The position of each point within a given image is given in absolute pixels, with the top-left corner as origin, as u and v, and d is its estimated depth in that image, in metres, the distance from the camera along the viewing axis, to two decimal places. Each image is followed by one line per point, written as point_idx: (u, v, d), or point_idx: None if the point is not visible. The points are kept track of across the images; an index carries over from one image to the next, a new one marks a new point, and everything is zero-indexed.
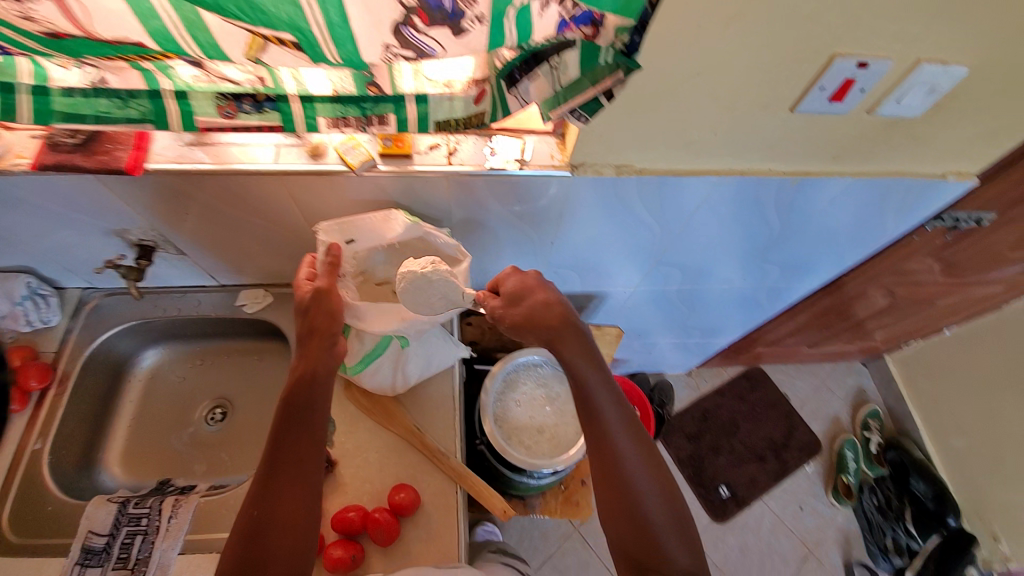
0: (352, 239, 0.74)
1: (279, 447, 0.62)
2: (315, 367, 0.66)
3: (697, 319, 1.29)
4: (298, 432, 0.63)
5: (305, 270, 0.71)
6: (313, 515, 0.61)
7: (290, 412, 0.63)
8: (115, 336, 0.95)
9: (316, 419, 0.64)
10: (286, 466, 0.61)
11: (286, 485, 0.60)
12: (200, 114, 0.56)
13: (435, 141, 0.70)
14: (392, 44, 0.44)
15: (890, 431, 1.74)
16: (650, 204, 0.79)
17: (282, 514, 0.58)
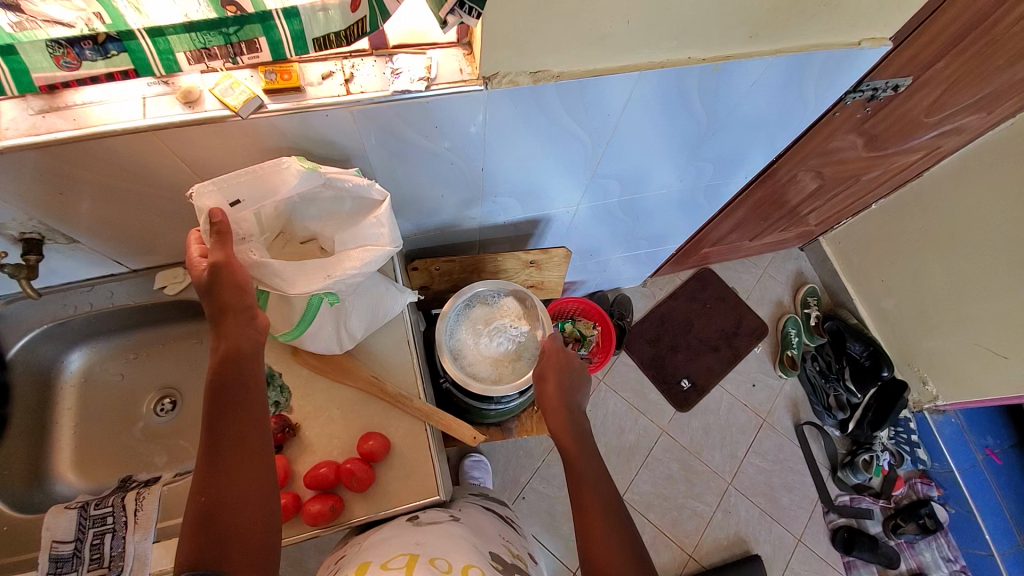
0: (238, 199, 0.65)
1: (217, 430, 0.58)
2: (238, 344, 0.61)
3: (643, 228, 1.30)
4: (235, 411, 0.60)
5: (193, 245, 0.63)
6: (270, 488, 0.59)
7: (220, 394, 0.60)
8: (28, 345, 0.87)
9: (252, 397, 0.61)
10: (229, 447, 0.58)
11: (233, 465, 0.58)
12: (36, 71, 0.48)
13: (328, 69, 0.63)
14: None
15: (828, 305, 1.88)
16: (575, 111, 0.75)
17: (236, 493, 0.57)
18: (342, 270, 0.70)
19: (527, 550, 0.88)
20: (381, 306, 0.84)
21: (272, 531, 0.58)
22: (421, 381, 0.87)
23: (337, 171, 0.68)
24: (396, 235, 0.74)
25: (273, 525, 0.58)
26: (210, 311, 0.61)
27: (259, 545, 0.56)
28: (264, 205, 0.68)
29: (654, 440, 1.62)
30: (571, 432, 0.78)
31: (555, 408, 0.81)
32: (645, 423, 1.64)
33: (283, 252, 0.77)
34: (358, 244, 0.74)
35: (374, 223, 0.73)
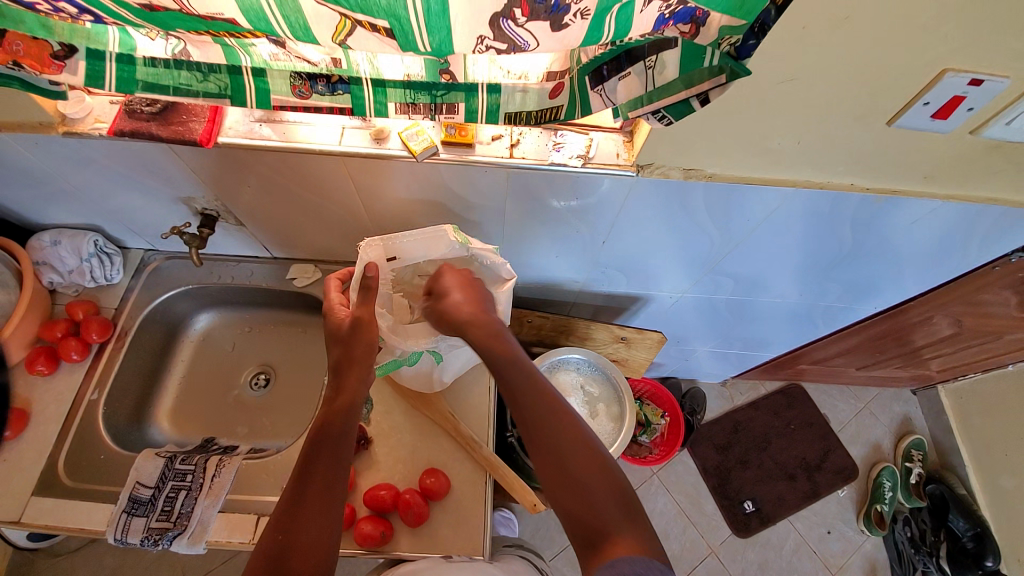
0: (394, 257, 0.75)
1: (308, 472, 0.62)
2: (352, 399, 0.67)
3: (742, 330, 1.24)
4: (327, 457, 0.63)
5: (334, 296, 0.74)
6: (333, 548, 0.59)
7: (320, 438, 0.64)
8: (171, 299, 1.00)
9: (345, 447, 0.64)
10: (313, 493, 0.61)
11: (310, 511, 0.59)
12: (275, 93, 0.56)
13: (498, 132, 0.69)
14: (486, 35, 0.40)
15: (934, 464, 1.65)
16: (715, 210, 0.75)
17: (305, 542, 0.57)
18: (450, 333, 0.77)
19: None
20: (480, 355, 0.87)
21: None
22: (490, 428, 0.87)
23: (482, 247, 0.74)
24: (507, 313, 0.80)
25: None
26: (337, 359, 0.68)
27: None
28: (412, 262, 0.77)
29: (699, 557, 1.48)
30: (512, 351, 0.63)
31: (480, 329, 0.65)
32: (694, 535, 1.51)
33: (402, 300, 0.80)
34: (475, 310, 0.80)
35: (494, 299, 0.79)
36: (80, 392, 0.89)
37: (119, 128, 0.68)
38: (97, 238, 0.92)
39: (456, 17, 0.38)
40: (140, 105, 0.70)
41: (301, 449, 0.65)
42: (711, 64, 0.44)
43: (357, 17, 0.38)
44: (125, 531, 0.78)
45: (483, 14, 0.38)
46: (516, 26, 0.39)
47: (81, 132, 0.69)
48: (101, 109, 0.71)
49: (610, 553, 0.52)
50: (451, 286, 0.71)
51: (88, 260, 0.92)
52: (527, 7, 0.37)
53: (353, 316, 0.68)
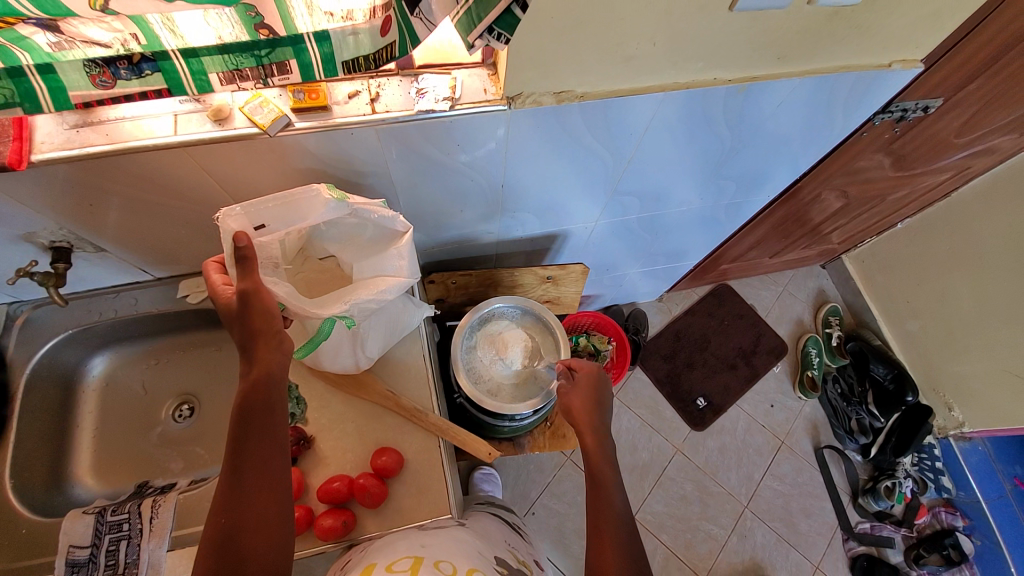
0: (263, 224, 0.67)
1: (241, 453, 0.59)
2: (269, 369, 0.61)
3: (661, 244, 1.29)
4: (261, 435, 0.60)
5: (217, 277, 0.66)
6: (284, 516, 0.60)
7: (246, 417, 0.60)
8: (55, 348, 0.89)
9: (276, 419, 0.62)
10: (253, 472, 0.59)
11: (252, 493, 0.58)
12: (73, 89, 0.48)
13: (355, 88, 0.64)
14: None
15: (850, 325, 1.83)
16: (599, 132, 0.75)
17: (254, 523, 0.57)
18: (359, 296, 0.72)
19: (535, 557, 0.86)
20: (398, 326, 0.85)
21: (282, 562, 0.58)
22: (433, 397, 0.86)
23: (364, 202, 0.70)
24: (413, 267, 0.77)
25: (283, 556, 0.58)
26: (240, 339, 0.62)
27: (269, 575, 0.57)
28: (287, 230, 0.70)
29: (668, 459, 1.59)
30: (604, 456, 0.75)
31: (590, 423, 0.78)
32: (659, 442, 1.61)
33: (300, 277, 0.78)
34: (376, 274, 0.76)
35: (395, 254, 0.75)
36: None
37: None
38: None
39: None
40: None
41: (229, 427, 0.61)
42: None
43: None
44: None
45: None
46: None
47: None
48: None
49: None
50: (577, 386, 0.83)
51: None
52: None
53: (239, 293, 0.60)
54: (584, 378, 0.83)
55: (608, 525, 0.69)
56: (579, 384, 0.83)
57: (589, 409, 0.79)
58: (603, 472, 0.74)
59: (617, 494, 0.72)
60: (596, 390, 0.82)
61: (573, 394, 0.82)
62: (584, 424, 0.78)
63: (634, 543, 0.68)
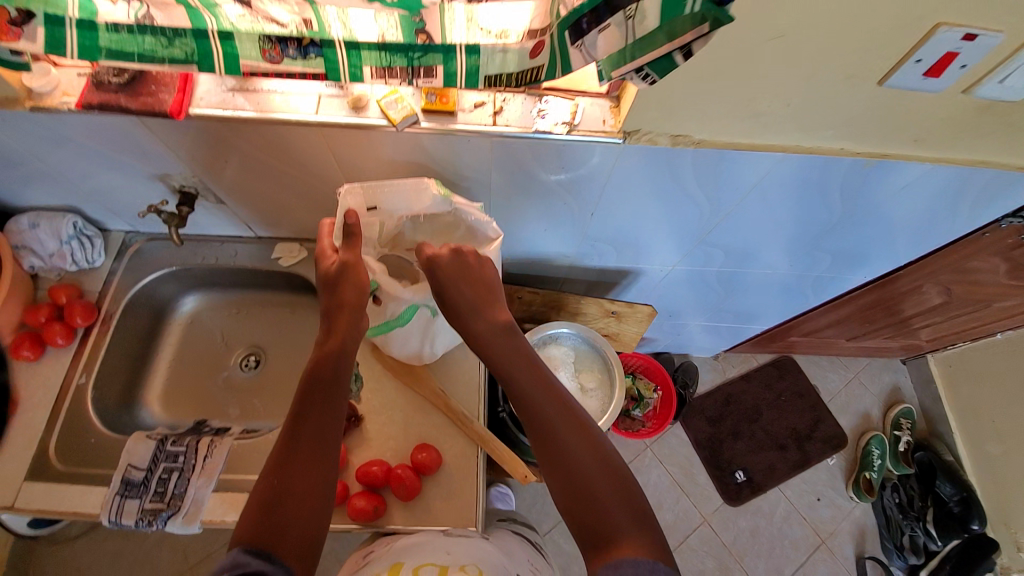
0: (375, 205, 0.74)
1: (300, 419, 0.61)
2: (343, 341, 0.66)
3: (734, 303, 1.24)
4: (324, 405, 0.62)
5: (325, 236, 0.72)
6: (330, 491, 0.59)
7: (312, 386, 0.63)
8: (156, 280, 0.98)
9: (340, 393, 0.64)
10: (306, 440, 0.60)
11: (301, 461, 0.58)
12: (244, 58, 0.52)
13: (481, 98, 0.67)
14: None
15: (922, 432, 1.68)
16: (706, 180, 0.74)
17: (298, 494, 0.56)
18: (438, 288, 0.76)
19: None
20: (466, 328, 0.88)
21: (320, 540, 0.56)
22: (479, 404, 0.87)
23: (466, 203, 0.73)
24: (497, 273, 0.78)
25: (321, 532, 0.57)
26: (327, 306, 0.67)
27: (302, 550, 0.54)
28: (394, 214, 0.76)
29: (693, 526, 1.51)
30: (520, 367, 0.63)
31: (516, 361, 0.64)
32: (687, 506, 1.53)
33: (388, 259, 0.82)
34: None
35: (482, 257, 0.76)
36: (67, 375, 0.88)
37: (86, 101, 0.65)
38: (76, 220, 0.90)
39: None
40: (107, 75, 0.66)
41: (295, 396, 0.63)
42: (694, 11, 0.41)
43: None
44: (119, 513, 0.78)
45: None
46: None
47: (48, 106, 0.66)
48: (69, 82, 0.67)
49: (614, 556, 0.51)
50: (452, 271, 0.67)
51: (69, 242, 0.90)
52: None
53: (341, 259, 0.67)
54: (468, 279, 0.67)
55: (548, 442, 0.59)
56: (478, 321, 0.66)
57: (476, 307, 0.65)
58: (522, 393, 0.62)
59: (549, 407, 0.61)
60: (475, 282, 0.67)
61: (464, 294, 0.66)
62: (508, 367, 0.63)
63: (567, 447, 0.58)
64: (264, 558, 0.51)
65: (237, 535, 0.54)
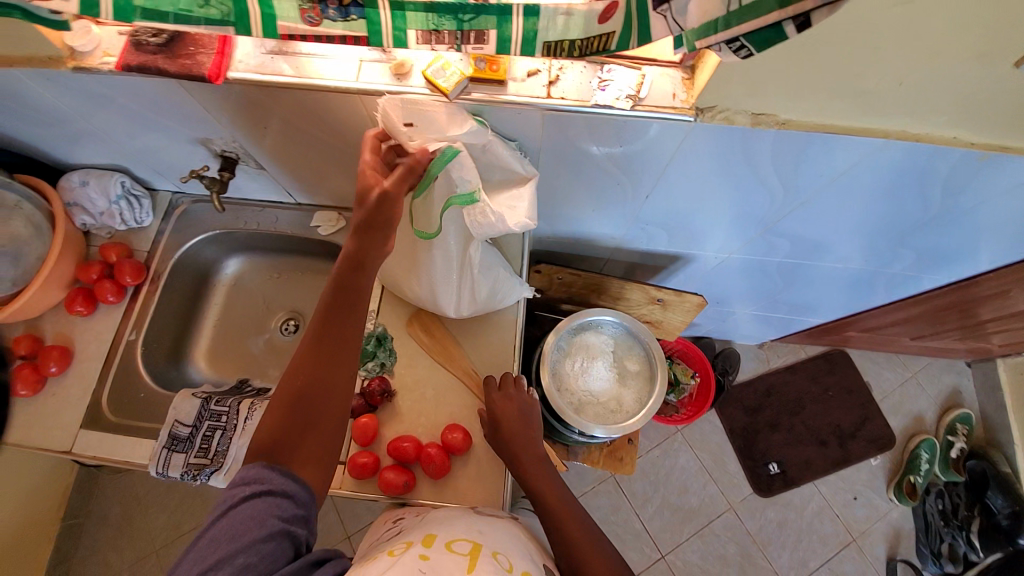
0: (412, 125, 0.60)
1: (326, 328, 0.61)
2: (365, 257, 0.62)
3: (790, 294, 1.15)
4: (338, 320, 0.62)
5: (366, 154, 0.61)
6: (343, 404, 0.61)
7: (335, 298, 0.62)
8: (200, 243, 0.99)
9: (356, 309, 0.63)
10: (330, 352, 0.61)
11: (323, 370, 0.60)
12: (282, 19, 0.48)
13: (535, 66, 0.60)
14: None
15: (978, 439, 1.56)
16: (783, 163, 0.66)
17: (319, 400, 0.59)
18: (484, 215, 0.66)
19: None
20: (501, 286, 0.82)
21: (333, 452, 0.60)
22: None
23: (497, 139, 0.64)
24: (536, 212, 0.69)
25: (335, 445, 0.60)
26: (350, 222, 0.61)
27: (321, 453, 0.59)
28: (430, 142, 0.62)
29: (718, 513, 1.48)
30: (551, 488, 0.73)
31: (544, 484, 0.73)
32: (714, 493, 1.50)
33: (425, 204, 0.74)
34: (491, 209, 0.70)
35: (515, 196, 0.69)
36: (119, 331, 0.91)
37: (125, 62, 0.62)
38: (123, 179, 0.91)
39: None
40: (146, 36, 0.64)
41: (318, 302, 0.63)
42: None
43: None
44: (166, 466, 0.82)
45: None
46: None
47: (89, 67, 0.64)
48: (110, 41, 0.65)
49: None
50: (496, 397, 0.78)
51: (116, 202, 0.91)
52: None
53: (404, 167, 0.60)
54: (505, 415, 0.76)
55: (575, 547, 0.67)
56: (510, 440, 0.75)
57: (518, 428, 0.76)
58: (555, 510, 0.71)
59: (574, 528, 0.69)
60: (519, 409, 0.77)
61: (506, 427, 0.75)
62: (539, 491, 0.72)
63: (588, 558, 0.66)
64: (281, 471, 0.55)
65: (262, 430, 0.58)
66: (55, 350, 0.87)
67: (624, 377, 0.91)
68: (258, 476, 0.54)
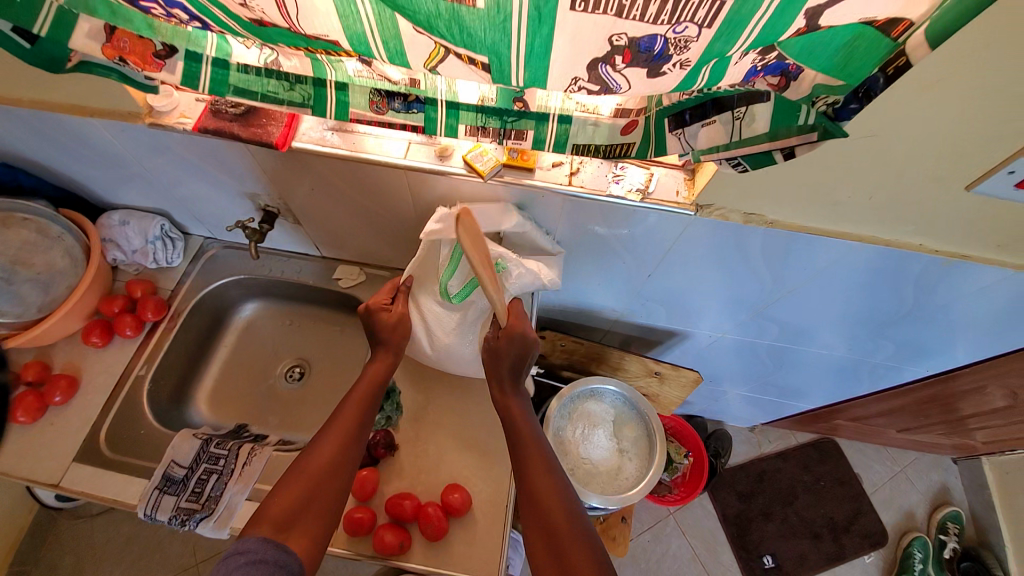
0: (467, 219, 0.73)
1: (350, 402, 0.71)
2: (396, 356, 0.76)
3: (780, 377, 1.20)
4: (357, 402, 0.72)
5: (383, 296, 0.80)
6: (345, 485, 0.66)
7: (364, 381, 0.74)
8: (224, 286, 1.04)
9: (373, 394, 0.73)
10: (349, 424, 0.69)
11: (340, 441, 0.67)
12: (353, 106, 0.57)
13: (560, 159, 0.70)
14: (582, 78, 0.38)
15: (970, 540, 1.54)
16: (772, 257, 0.74)
17: (330, 470, 0.65)
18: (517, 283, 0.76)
19: None
20: None
21: (327, 530, 0.63)
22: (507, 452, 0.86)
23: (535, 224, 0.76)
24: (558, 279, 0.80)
25: (331, 523, 0.64)
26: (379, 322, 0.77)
27: (322, 520, 0.63)
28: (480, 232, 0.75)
29: None
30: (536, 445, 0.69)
31: (537, 467, 0.67)
32: None
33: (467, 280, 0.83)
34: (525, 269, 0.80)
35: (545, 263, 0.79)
36: (130, 366, 0.93)
37: (203, 125, 0.71)
38: (163, 222, 0.97)
39: (556, 58, 0.36)
40: (224, 105, 0.72)
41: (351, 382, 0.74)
42: (805, 121, 0.43)
43: (458, 51, 0.37)
44: (155, 508, 0.80)
45: (583, 59, 0.36)
46: (614, 71, 0.37)
47: (165, 124, 0.72)
48: (187, 105, 0.74)
49: None
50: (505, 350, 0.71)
51: (153, 242, 0.97)
52: (630, 56, 0.35)
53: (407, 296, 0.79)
54: (507, 351, 0.71)
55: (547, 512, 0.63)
56: (516, 423, 0.71)
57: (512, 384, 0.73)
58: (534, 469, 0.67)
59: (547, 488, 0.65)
60: (518, 355, 0.72)
61: (500, 366, 0.72)
62: (530, 471, 0.67)
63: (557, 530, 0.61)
64: (277, 546, 0.58)
65: (275, 493, 0.63)
66: (63, 379, 0.88)
67: (623, 449, 0.94)
68: (256, 548, 0.57)
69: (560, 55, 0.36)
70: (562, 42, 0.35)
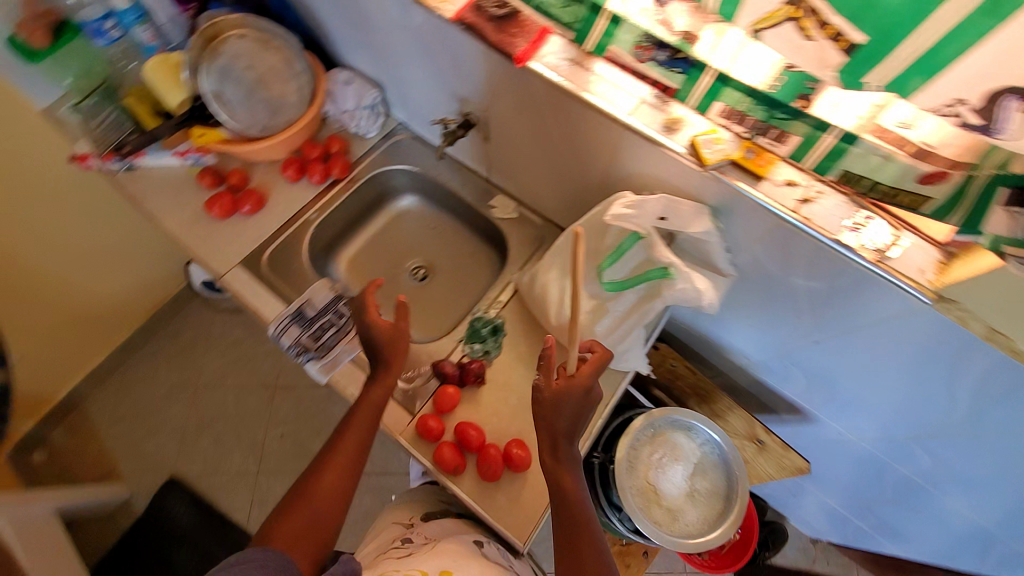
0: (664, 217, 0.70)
1: (345, 431, 0.74)
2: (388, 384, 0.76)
3: (893, 512, 1.04)
4: (355, 429, 0.73)
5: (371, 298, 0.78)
6: (341, 512, 0.70)
7: (359, 407, 0.75)
8: (396, 171, 1.11)
9: (367, 420, 0.75)
10: (344, 451, 0.72)
11: (338, 468, 0.71)
12: (615, 44, 0.65)
13: (795, 178, 0.61)
14: (967, 101, 0.42)
15: None
16: (990, 387, 0.62)
17: (327, 497, 0.69)
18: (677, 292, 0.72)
19: None
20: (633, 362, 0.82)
21: (327, 544, 0.67)
22: (586, 441, 0.82)
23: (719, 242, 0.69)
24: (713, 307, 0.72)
25: (330, 541, 0.68)
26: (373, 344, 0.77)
27: (321, 541, 0.67)
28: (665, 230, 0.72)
29: None
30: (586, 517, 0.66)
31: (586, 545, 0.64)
32: None
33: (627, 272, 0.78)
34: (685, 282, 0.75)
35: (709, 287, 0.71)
36: (302, 208, 1.04)
37: (463, 17, 0.71)
38: (376, 95, 1.05)
39: (953, 71, 0.40)
40: (490, 4, 0.72)
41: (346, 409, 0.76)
42: None
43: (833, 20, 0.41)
44: (281, 331, 0.91)
45: (978, 87, 0.40)
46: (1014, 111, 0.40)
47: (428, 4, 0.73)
48: None
49: None
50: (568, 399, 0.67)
51: (363, 109, 1.06)
52: None
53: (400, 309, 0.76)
54: (567, 401, 0.67)
55: None
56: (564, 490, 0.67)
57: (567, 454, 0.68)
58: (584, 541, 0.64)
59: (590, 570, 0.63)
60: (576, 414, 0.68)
61: (558, 420, 0.67)
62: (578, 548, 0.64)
63: None
64: (278, 553, 0.62)
65: (280, 517, 0.67)
66: (255, 195, 1.01)
67: (694, 496, 0.88)
68: (256, 556, 0.60)
69: (962, 70, 0.40)
70: (972, 62, 0.39)
